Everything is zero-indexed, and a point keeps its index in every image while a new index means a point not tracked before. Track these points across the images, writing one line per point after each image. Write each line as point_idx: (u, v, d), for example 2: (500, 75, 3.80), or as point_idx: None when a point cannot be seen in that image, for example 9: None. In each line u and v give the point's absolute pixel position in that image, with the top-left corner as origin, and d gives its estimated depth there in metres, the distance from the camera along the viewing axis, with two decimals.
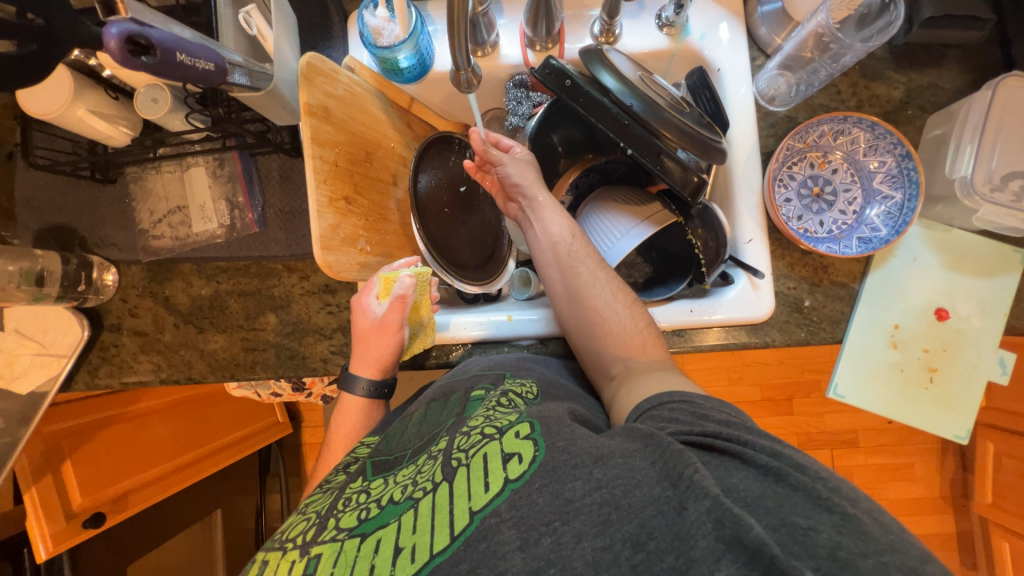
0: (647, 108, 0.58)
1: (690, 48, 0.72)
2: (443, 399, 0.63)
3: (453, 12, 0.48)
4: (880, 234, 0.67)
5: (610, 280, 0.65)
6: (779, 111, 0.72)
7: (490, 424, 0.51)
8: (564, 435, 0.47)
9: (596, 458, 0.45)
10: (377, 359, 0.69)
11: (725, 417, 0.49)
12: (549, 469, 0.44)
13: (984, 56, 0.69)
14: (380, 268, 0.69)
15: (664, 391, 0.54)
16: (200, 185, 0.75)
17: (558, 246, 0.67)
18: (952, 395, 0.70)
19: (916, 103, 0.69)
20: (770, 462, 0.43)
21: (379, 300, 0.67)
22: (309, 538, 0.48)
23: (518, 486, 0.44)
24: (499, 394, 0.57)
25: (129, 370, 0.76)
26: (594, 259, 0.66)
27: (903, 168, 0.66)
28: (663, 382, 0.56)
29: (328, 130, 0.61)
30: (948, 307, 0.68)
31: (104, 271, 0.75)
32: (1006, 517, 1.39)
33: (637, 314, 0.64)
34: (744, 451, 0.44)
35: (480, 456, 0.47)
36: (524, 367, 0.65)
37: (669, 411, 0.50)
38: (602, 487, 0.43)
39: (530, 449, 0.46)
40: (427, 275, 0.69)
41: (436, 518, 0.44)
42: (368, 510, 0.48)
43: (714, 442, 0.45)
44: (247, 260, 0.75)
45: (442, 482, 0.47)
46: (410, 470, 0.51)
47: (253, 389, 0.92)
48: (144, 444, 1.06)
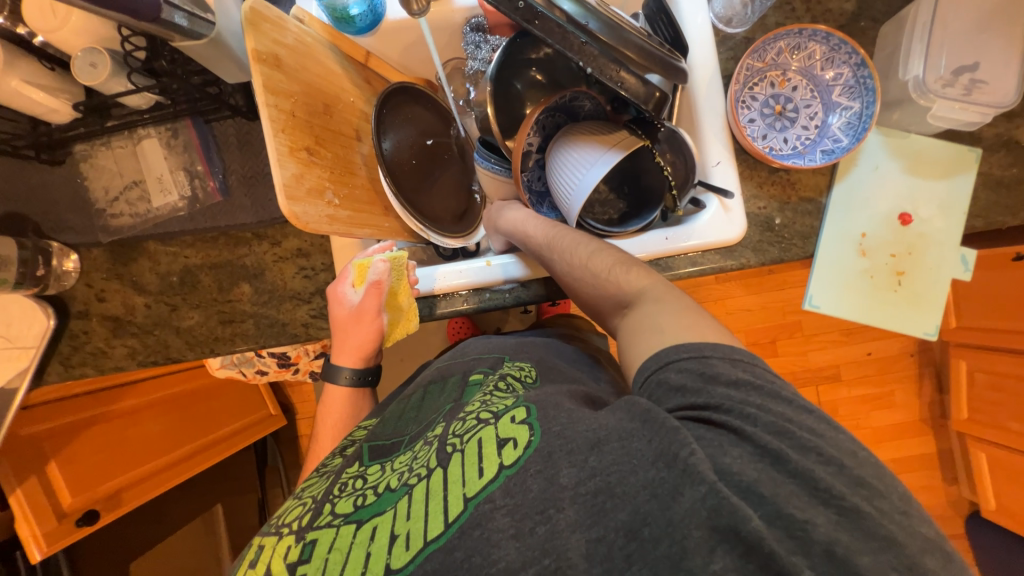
0: (597, 23, 0.57)
1: None
2: (441, 380, 0.62)
3: None
4: (842, 144, 0.69)
5: (576, 236, 0.64)
6: (738, 32, 0.72)
7: (486, 409, 0.48)
8: (561, 419, 0.44)
9: (591, 444, 0.41)
10: (358, 348, 0.70)
11: (728, 366, 0.43)
12: (545, 454, 0.41)
13: None
14: (356, 254, 0.70)
15: (665, 345, 0.46)
16: (154, 157, 0.72)
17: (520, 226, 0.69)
18: (922, 298, 0.72)
19: (868, 15, 0.70)
20: (771, 440, 0.38)
21: (354, 287, 0.67)
22: (304, 524, 0.46)
23: (512, 472, 0.41)
24: (497, 377, 0.56)
25: (104, 356, 0.74)
26: (566, 240, 0.63)
27: (860, 77, 0.67)
28: (660, 331, 0.48)
29: (281, 79, 0.59)
30: (911, 211, 0.71)
31: (64, 257, 0.73)
32: (981, 429, 1.45)
33: (608, 261, 0.59)
34: (744, 427, 0.39)
35: (475, 441, 0.44)
36: (523, 349, 0.66)
37: (676, 374, 0.43)
38: (597, 475, 0.39)
39: (526, 434, 0.43)
40: (403, 259, 0.68)
41: (430, 503, 0.42)
42: (363, 496, 0.46)
43: (711, 415, 0.40)
44: (214, 230, 0.73)
45: (437, 467, 0.44)
46: (407, 457, 0.49)
47: (238, 368, 0.91)
48: (131, 442, 1.05)
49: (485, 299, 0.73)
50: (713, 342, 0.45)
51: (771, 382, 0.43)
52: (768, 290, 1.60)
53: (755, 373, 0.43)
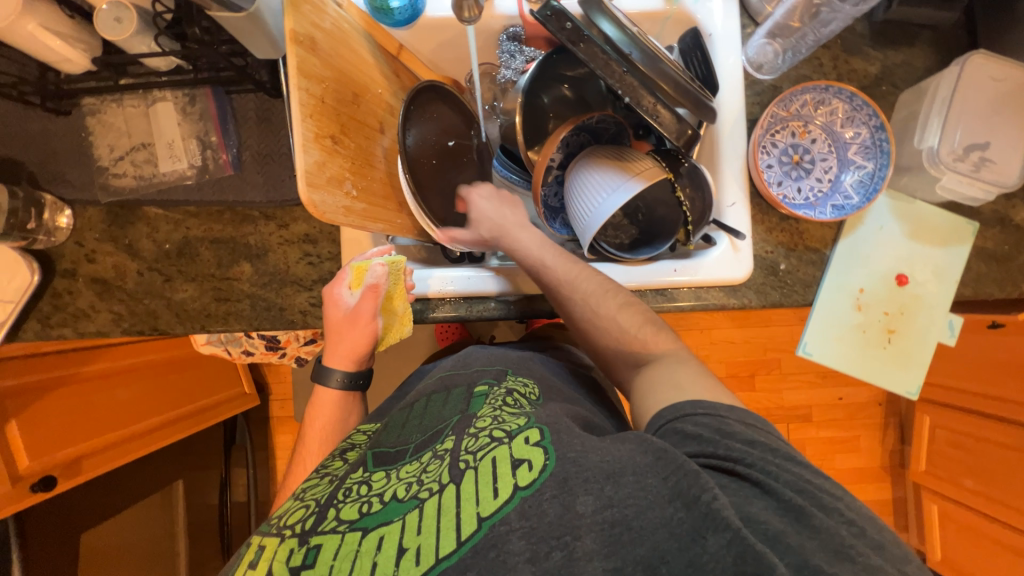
0: (639, 55, 0.58)
1: (684, 11, 0.73)
2: (444, 391, 0.61)
3: None
4: (852, 201, 0.71)
5: (602, 280, 0.65)
6: (766, 79, 0.74)
7: (499, 427, 0.48)
8: (575, 446, 0.44)
9: (607, 474, 0.41)
10: (350, 351, 0.68)
11: (744, 424, 0.45)
12: (560, 479, 0.41)
13: (952, 39, 0.73)
14: (354, 257, 0.69)
15: (684, 399, 0.48)
16: (167, 121, 0.70)
17: (541, 254, 0.68)
18: (908, 355, 0.75)
19: (889, 81, 0.73)
20: (793, 497, 0.40)
21: (351, 290, 0.66)
22: (308, 527, 0.45)
23: (528, 494, 0.41)
24: (503, 392, 0.57)
25: (87, 320, 0.71)
26: (583, 278, 0.64)
27: (877, 139, 0.70)
28: (677, 386, 0.51)
29: (314, 63, 0.58)
30: (907, 273, 0.73)
31: (56, 211, 0.70)
32: (937, 483, 1.51)
33: (632, 314, 0.61)
34: (767, 481, 0.41)
35: (489, 460, 0.44)
36: (526, 365, 0.66)
37: (693, 425, 0.45)
38: (613, 506, 0.40)
39: (541, 457, 0.43)
40: (401, 263, 0.67)
41: (442, 520, 0.41)
42: (370, 504, 0.45)
43: (734, 466, 0.42)
44: (220, 204, 0.71)
45: (449, 483, 0.44)
46: (414, 467, 0.49)
47: (223, 346, 0.88)
48: (97, 407, 1.01)
49: (489, 308, 0.73)
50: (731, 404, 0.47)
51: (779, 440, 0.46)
52: (753, 326, 1.63)
53: (769, 433, 0.45)
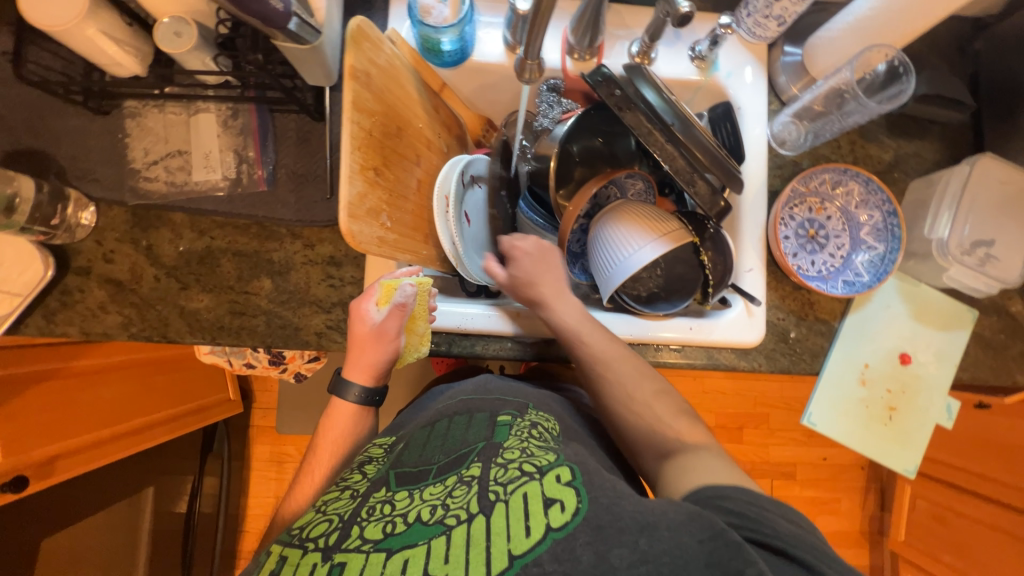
0: (680, 124, 0.61)
1: (716, 83, 0.77)
2: (467, 414, 0.59)
3: (539, 12, 0.54)
4: (863, 279, 0.74)
5: (637, 363, 0.66)
6: (788, 155, 0.77)
7: (528, 461, 0.48)
8: (607, 492, 0.45)
9: (642, 526, 0.41)
10: (370, 366, 0.67)
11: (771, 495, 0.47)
12: (594, 527, 0.41)
13: (959, 136, 0.78)
14: (384, 273, 0.67)
15: (720, 480, 0.48)
16: (207, 132, 0.71)
17: (581, 329, 0.67)
18: (907, 434, 0.78)
19: (901, 168, 0.78)
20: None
21: (378, 307, 0.65)
22: (332, 542, 0.45)
23: (561, 536, 0.41)
24: (528, 425, 0.56)
25: (94, 320, 0.69)
26: (618, 360, 0.65)
27: (888, 224, 0.74)
28: (708, 469, 0.50)
29: (367, 97, 0.60)
30: (910, 352, 0.76)
31: (79, 208, 0.69)
32: (915, 554, 1.51)
33: (664, 403, 0.62)
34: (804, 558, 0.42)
35: (521, 495, 0.44)
36: (545, 402, 0.66)
37: (733, 503, 0.45)
38: (648, 561, 0.39)
39: (573, 499, 0.43)
40: (428, 285, 0.67)
41: (471, 552, 0.41)
42: (394, 524, 0.44)
43: (771, 541, 0.43)
44: (249, 219, 0.71)
45: (478, 513, 0.43)
46: (439, 489, 0.48)
47: (226, 357, 0.86)
48: (79, 405, 0.96)
49: (506, 347, 0.73)
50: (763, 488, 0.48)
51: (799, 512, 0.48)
52: (745, 379, 1.66)
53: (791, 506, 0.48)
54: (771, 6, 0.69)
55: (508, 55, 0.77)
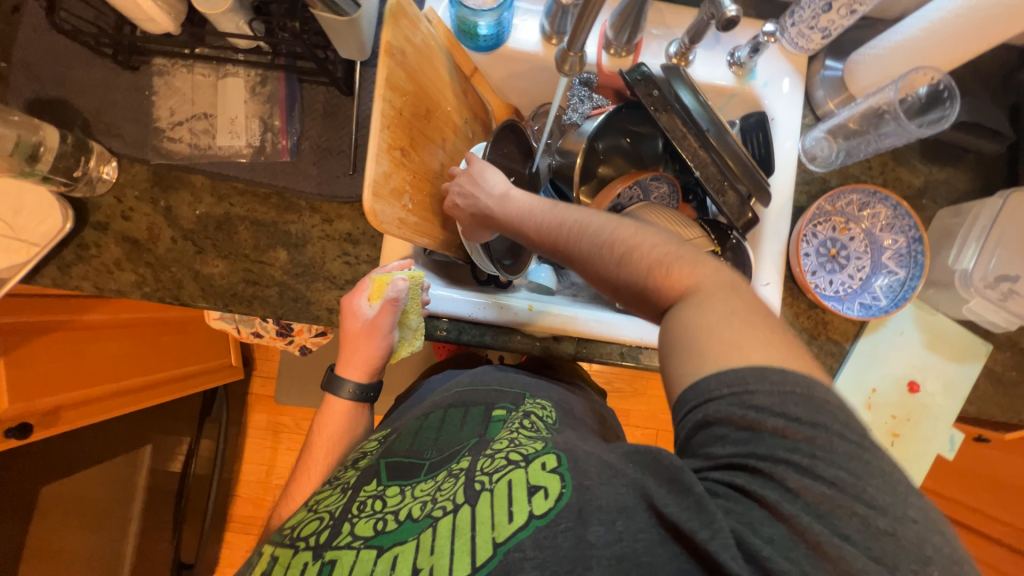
0: (714, 130, 0.61)
1: (751, 92, 0.76)
2: (462, 409, 0.60)
3: (587, 6, 0.53)
4: (880, 303, 0.74)
5: (619, 226, 0.52)
6: (817, 171, 0.76)
7: (514, 450, 0.47)
8: (596, 476, 0.41)
9: (620, 507, 0.38)
10: (365, 363, 0.67)
11: (776, 405, 0.36)
12: (576, 512, 0.39)
13: (993, 168, 0.77)
14: (375, 270, 0.68)
15: (708, 371, 0.39)
16: (234, 96, 0.71)
17: (543, 225, 0.58)
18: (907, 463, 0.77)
19: (930, 195, 0.76)
20: (809, 527, 0.33)
21: (371, 303, 0.65)
22: (321, 540, 0.43)
23: (543, 524, 0.38)
24: (521, 416, 0.56)
25: (109, 276, 0.69)
26: (605, 250, 0.51)
27: (912, 250, 0.73)
28: (701, 351, 0.40)
29: (401, 76, 0.59)
30: (919, 381, 0.75)
31: (102, 161, 0.68)
32: None
33: (645, 261, 0.48)
34: (782, 504, 0.34)
35: (506, 483, 0.42)
36: (543, 390, 0.66)
37: (716, 407, 0.38)
38: (624, 540, 0.37)
39: (557, 484, 0.41)
40: (421, 278, 0.66)
41: (457, 542, 0.39)
42: (384, 521, 0.43)
43: (747, 484, 0.36)
44: (269, 188, 0.70)
45: (464, 504, 0.42)
46: (429, 485, 0.46)
47: (235, 325, 0.86)
48: (87, 358, 0.97)
49: (515, 341, 0.73)
50: (761, 369, 0.37)
51: (839, 427, 0.36)
52: None
53: (818, 423, 0.35)
54: (818, 18, 0.68)
55: (545, 45, 0.75)
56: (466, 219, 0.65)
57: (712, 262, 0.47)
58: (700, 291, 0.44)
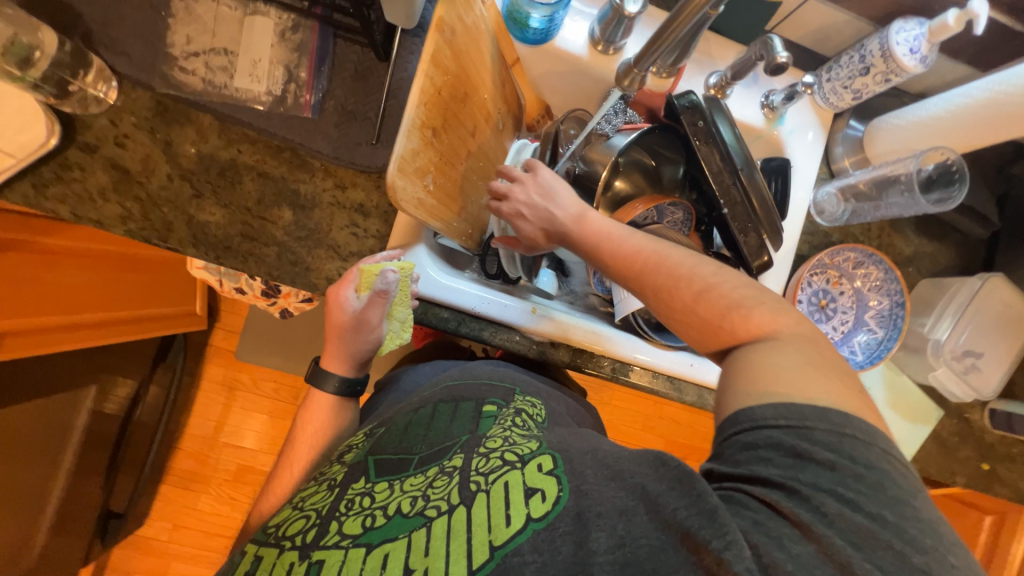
0: (745, 170, 0.63)
1: (777, 137, 0.78)
2: (451, 402, 0.58)
3: (674, 23, 0.55)
4: (856, 358, 0.78)
5: (696, 260, 0.50)
6: (822, 225, 0.80)
7: (511, 450, 0.46)
8: (589, 475, 0.41)
9: (620, 511, 0.38)
10: (352, 355, 0.64)
11: (832, 442, 0.36)
12: (575, 515, 0.38)
13: (973, 250, 0.83)
14: (362, 260, 0.64)
15: (767, 402, 0.39)
16: (260, 39, 0.67)
17: (610, 243, 0.56)
18: None
19: (916, 265, 0.81)
20: (841, 550, 0.33)
21: (358, 294, 0.62)
22: (309, 541, 0.42)
23: (540, 527, 0.38)
24: (513, 413, 0.55)
25: (90, 205, 0.63)
26: (679, 282, 0.50)
27: (893, 313, 0.77)
28: (765, 382, 0.40)
29: (446, 54, 0.57)
30: None
31: (100, 78, 0.62)
32: None
33: (719, 299, 0.47)
34: (814, 525, 0.34)
35: (502, 485, 0.42)
36: (532, 387, 0.66)
37: (766, 433, 0.38)
38: (626, 546, 0.36)
39: (554, 487, 0.41)
40: (411, 269, 0.64)
41: (452, 544, 0.39)
42: (374, 518, 0.42)
43: (779, 501, 0.35)
44: (283, 142, 0.66)
45: (458, 504, 0.41)
46: (420, 481, 0.46)
47: (217, 277, 0.82)
48: (43, 283, 0.88)
49: (513, 341, 0.72)
50: (823, 408, 0.37)
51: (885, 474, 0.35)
52: None
53: (873, 465, 0.35)
54: (853, 79, 0.70)
55: (590, 50, 0.74)
56: (534, 234, 0.62)
57: (793, 309, 0.47)
58: (776, 338, 0.44)
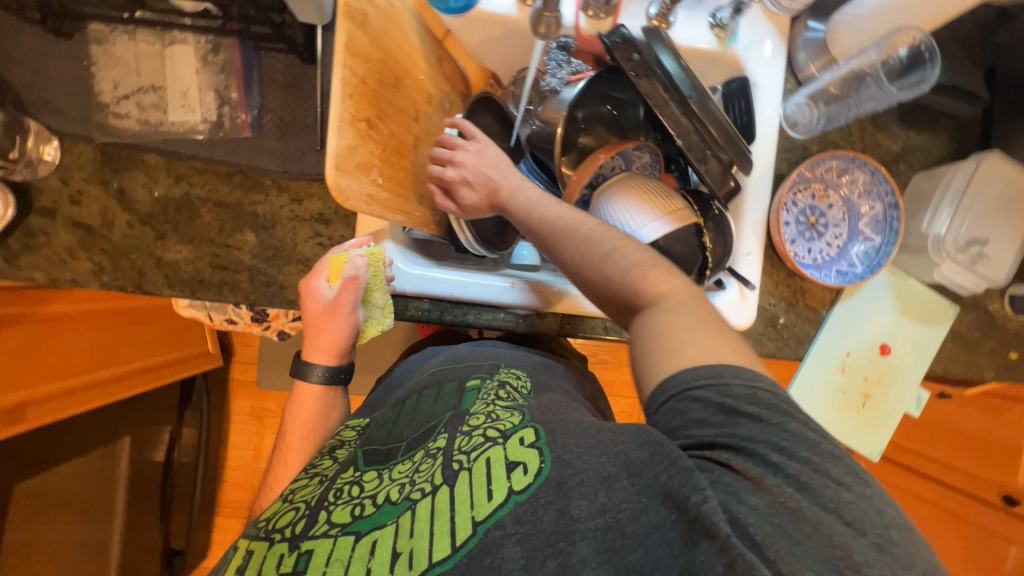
0: (696, 97, 0.59)
1: (734, 56, 0.73)
2: (436, 386, 0.59)
3: None
4: (856, 270, 0.75)
5: (605, 227, 0.55)
6: (798, 138, 0.76)
7: (492, 426, 0.48)
8: (572, 446, 0.43)
9: (602, 478, 0.40)
10: (331, 344, 0.65)
11: (751, 396, 0.39)
12: (557, 485, 0.40)
13: (969, 131, 0.77)
14: (331, 249, 0.66)
15: (682, 366, 0.42)
16: (184, 68, 0.65)
17: (536, 210, 0.60)
18: (877, 420, 0.82)
19: (907, 160, 0.77)
20: (791, 496, 0.35)
21: (329, 283, 0.63)
22: (298, 531, 0.43)
23: (523, 499, 0.40)
24: (496, 387, 0.56)
25: (62, 266, 0.65)
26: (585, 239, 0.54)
27: (888, 216, 0.73)
28: (676, 346, 0.43)
29: (363, 41, 0.55)
30: (891, 343, 0.78)
31: (41, 142, 0.63)
32: None
33: (624, 259, 0.51)
34: (763, 477, 0.36)
35: (483, 461, 0.44)
36: (520, 360, 0.65)
37: (689, 399, 0.40)
38: (607, 512, 0.38)
39: (536, 459, 0.43)
40: (382, 254, 0.65)
41: (436, 523, 0.40)
42: (362, 506, 0.44)
43: (728, 459, 0.38)
44: (230, 166, 0.66)
45: (442, 484, 0.43)
46: (407, 467, 0.47)
47: (205, 312, 0.83)
48: (51, 350, 0.92)
49: (498, 318, 0.72)
50: (735, 366, 0.41)
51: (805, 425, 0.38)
52: None
53: (786, 412, 0.39)
54: None
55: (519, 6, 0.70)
56: (472, 198, 0.66)
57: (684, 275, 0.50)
58: (671, 300, 0.47)
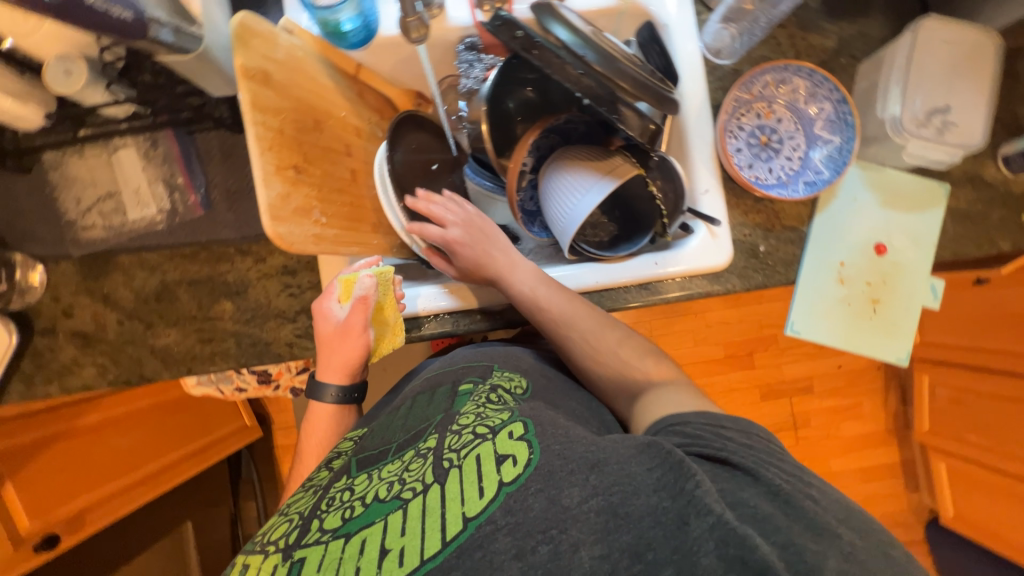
0: (602, 62, 0.57)
1: (637, 5, 0.72)
2: (430, 391, 0.61)
3: None
4: (823, 176, 0.71)
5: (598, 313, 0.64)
6: (726, 64, 0.74)
7: (481, 424, 0.48)
8: (559, 438, 0.44)
9: (591, 465, 0.41)
10: (343, 365, 0.66)
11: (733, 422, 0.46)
12: (545, 474, 0.41)
13: (905, 5, 0.74)
14: (341, 270, 0.68)
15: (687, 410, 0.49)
16: (131, 168, 0.70)
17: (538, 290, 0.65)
18: (894, 324, 0.75)
19: (848, 52, 0.74)
20: (780, 481, 0.41)
21: (341, 304, 0.65)
22: (291, 541, 0.43)
23: (512, 489, 0.40)
24: (488, 389, 0.56)
25: (71, 374, 0.70)
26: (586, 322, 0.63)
27: (840, 113, 0.70)
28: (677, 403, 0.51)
29: (269, 95, 0.57)
30: (885, 242, 0.74)
31: (28, 269, 0.69)
32: (942, 441, 1.35)
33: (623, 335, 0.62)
34: (759, 471, 0.42)
35: (473, 458, 0.44)
36: (514, 363, 0.65)
37: (692, 427, 0.46)
38: (599, 494, 0.39)
39: (524, 451, 0.43)
40: (389, 274, 0.67)
41: (427, 521, 0.40)
42: (352, 509, 0.44)
43: (725, 456, 0.43)
44: (194, 245, 0.70)
45: (432, 482, 0.43)
46: (396, 467, 0.48)
47: (214, 386, 0.88)
48: (95, 459, 0.99)
49: (478, 320, 0.72)
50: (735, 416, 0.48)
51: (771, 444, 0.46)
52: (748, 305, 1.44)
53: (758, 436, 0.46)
54: None
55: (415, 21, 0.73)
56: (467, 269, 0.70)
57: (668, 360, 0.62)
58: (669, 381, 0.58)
